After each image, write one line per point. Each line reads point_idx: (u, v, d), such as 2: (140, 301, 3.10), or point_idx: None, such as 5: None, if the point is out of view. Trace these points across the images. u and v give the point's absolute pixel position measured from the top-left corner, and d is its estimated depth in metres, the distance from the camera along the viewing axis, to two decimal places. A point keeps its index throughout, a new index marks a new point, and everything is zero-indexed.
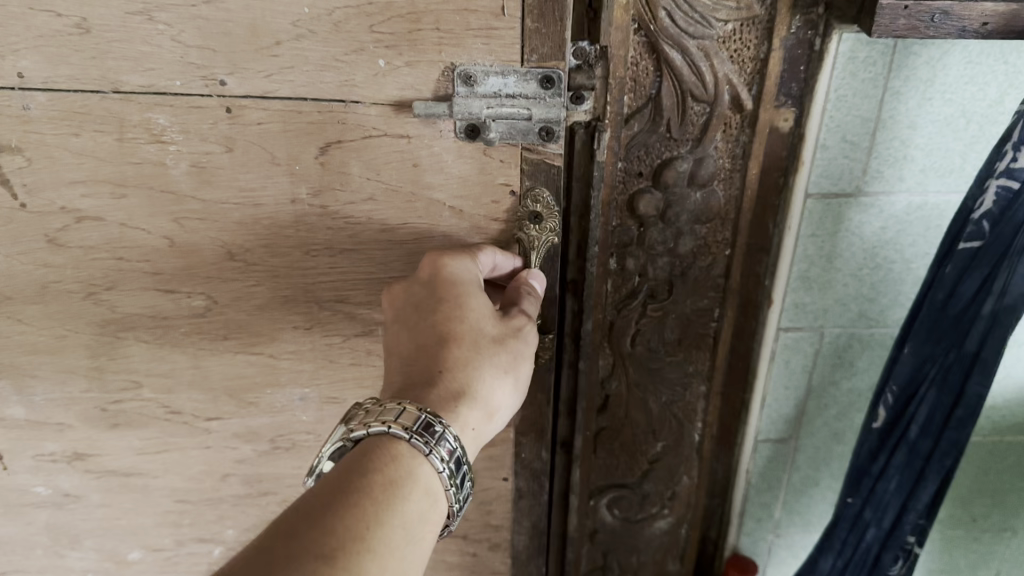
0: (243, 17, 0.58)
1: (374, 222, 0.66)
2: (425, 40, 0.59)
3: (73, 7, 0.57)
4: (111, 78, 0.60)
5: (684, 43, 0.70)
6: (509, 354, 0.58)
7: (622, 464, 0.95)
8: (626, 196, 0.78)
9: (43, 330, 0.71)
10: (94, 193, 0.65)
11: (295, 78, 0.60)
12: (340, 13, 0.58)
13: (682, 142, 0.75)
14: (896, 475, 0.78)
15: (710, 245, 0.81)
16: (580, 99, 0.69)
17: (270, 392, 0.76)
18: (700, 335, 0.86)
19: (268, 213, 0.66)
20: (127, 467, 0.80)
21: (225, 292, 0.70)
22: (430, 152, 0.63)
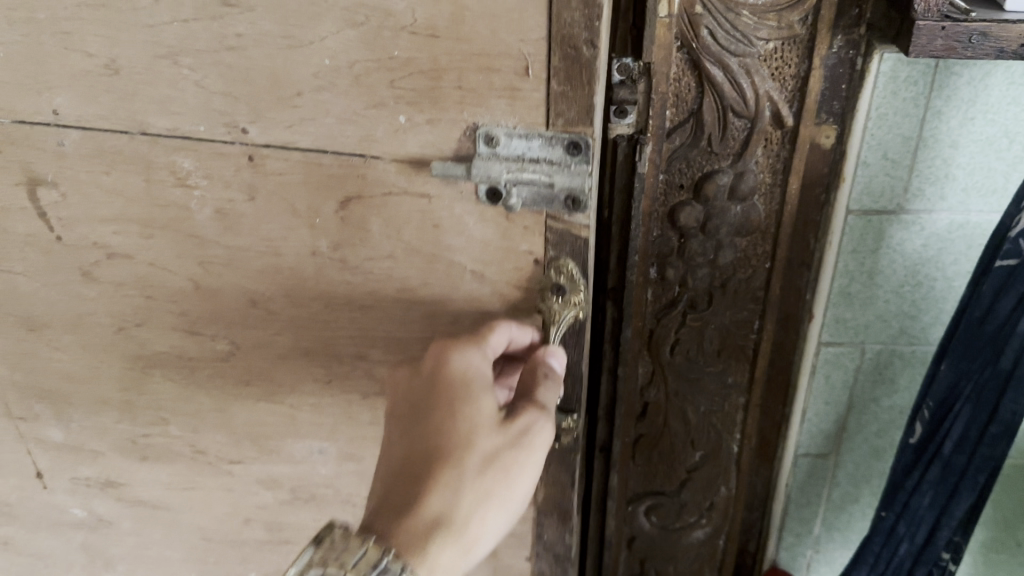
0: (264, 65, 0.54)
1: (394, 280, 0.62)
2: (447, 98, 0.53)
3: (104, 48, 0.56)
4: (139, 119, 0.59)
5: (725, 60, 0.69)
6: (500, 473, 0.52)
7: (660, 472, 0.94)
8: (667, 209, 0.77)
9: (79, 359, 0.72)
10: (124, 231, 0.64)
11: (317, 130, 0.56)
12: (360, 66, 0.53)
13: (723, 156, 0.74)
14: (930, 491, 0.75)
15: (750, 258, 0.79)
16: (624, 114, 0.70)
17: (290, 442, 0.73)
18: (740, 348, 0.85)
19: (290, 265, 0.63)
20: (156, 499, 0.80)
21: (247, 339, 0.68)
22: (452, 213, 0.58)
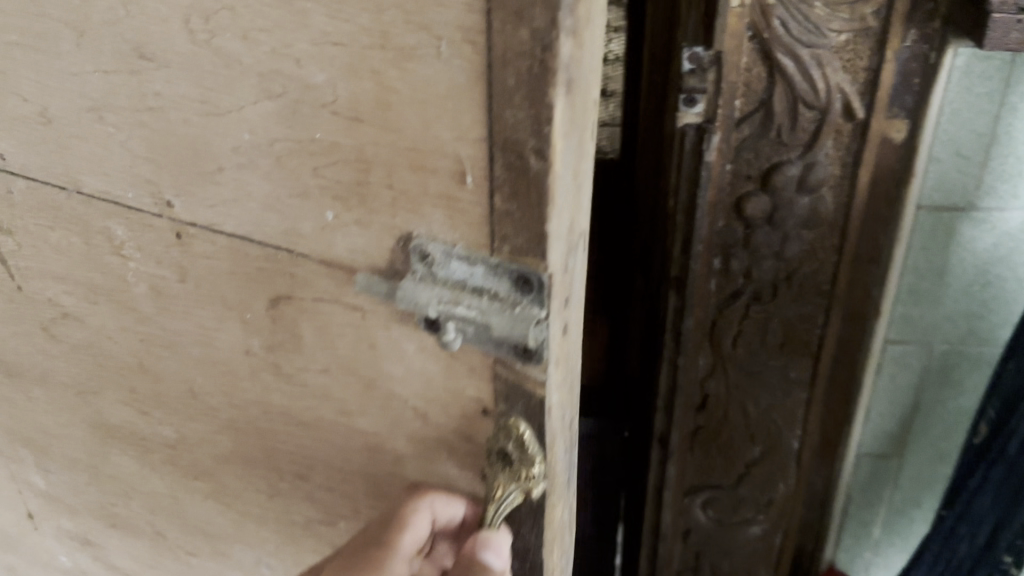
0: (184, 132, 0.42)
1: (329, 400, 0.47)
2: (374, 197, 0.38)
3: (36, 95, 0.46)
4: (71, 176, 0.49)
5: (797, 50, 0.65)
6: None
7: (717, 464, 0.88)
8: (733, 198, 0.73)
9: (47, 414, 0.64)
10: (73, 293, 0.55)
11: (239, 214, 0.43)
12: (281, 145, 0.39)
13: (792, 148, 0.70)
14: (993, 490, 0.71)
15: (817, 251, 0.74)
16: (693, 102, 0.68)
17: (238, 548, 0.62)
18: (803, 343, 0.79)
19: (224, 359, 0.50)
20: (128, 569, 0.72)
21: (191, 432, 0.56)
22: (388, 334, 0.42)
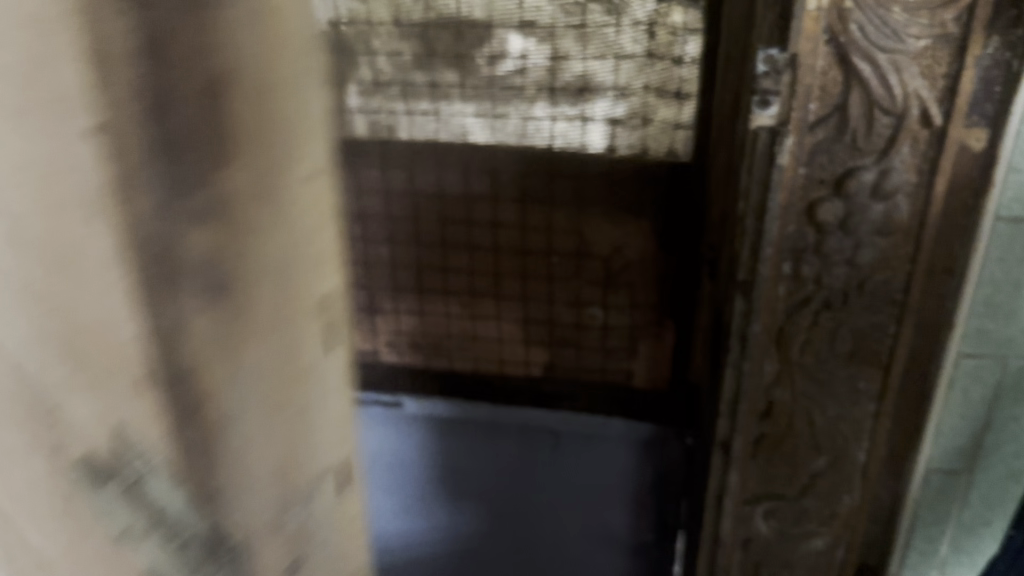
0: None
1: None
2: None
3: None
4: None
5: (874, 55, 0.62)
6: None
7: (782, 474, 0.84)
8: (804, 204, 0.69)
9: None
10: None
11: None
12: None
13: (867, 153, 0.67)
14: None
15: (891, 260, 0.71)
16: (767, 103, 0.65)
17: None
18: (873, 352, 0.76)
19: None
20: None
21: None
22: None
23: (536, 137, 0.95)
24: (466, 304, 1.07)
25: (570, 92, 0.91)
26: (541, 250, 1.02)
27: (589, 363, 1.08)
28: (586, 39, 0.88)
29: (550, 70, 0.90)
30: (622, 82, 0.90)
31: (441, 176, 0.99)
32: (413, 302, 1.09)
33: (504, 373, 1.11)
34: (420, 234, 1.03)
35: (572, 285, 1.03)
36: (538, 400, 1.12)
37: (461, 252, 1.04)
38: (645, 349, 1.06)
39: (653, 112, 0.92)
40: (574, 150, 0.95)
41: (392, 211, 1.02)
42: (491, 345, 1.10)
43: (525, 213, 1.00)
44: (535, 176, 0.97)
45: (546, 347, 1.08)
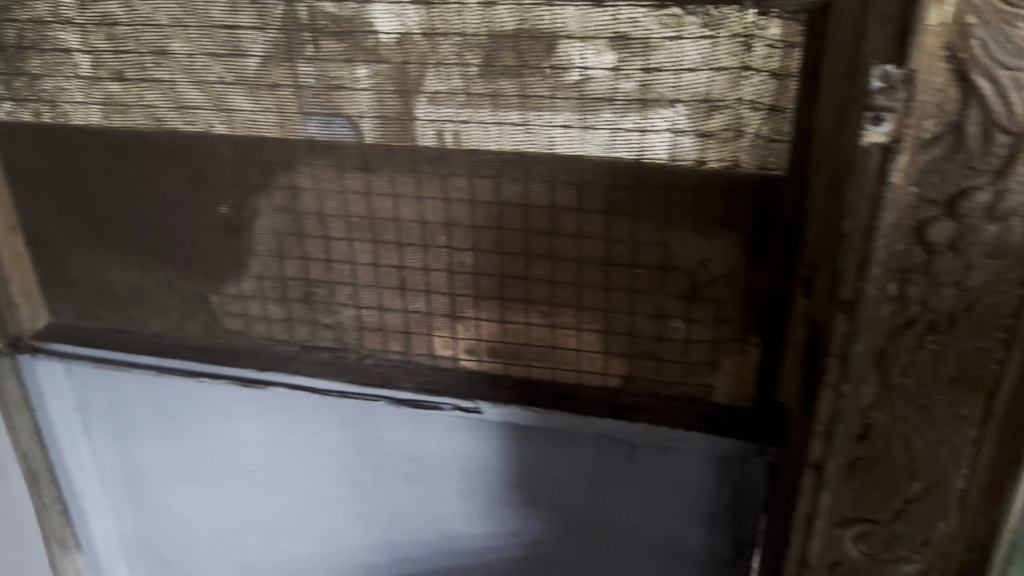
0: None
1: None
2: None
3: None
4: None
5: (997, 73, 0.51)
6: None
7: (876, 497, 0.67)
8: (914, 221, 0.56)
9: None
10: None
11: None
12: None
13: (983, 171, 0.54)
14: None
15: (1005, 284, 0.57)
16: (879, 120, 0.53)
17: None
18: (980, 379, 0.60)
19: None
20: None
21: None
22: None
23: (618, 147, 0.82)
24: (546, 312, 0.92)
25: (633, 112, 0.79)
26: (624, 263, 0.86)
27: (671, 376, 0.91)
28: (649, 49, 0.76)
29: (641, 82, 0.78)
30: (712, 95, 0.76)
31: (527, 184, 0.85)
32: (494, 311, 0.93)
33: (582, 383, 0.95)
34: (503, 242, 0.89)
35: (654, 297, 0.87)
36: (618, 412, 0.93)
37: (543, 262, 0.89)
38: (730, 365, 0.89)
39: (727, 124, 0.78)
40: (666, 155, 0.81)
41: (476, 220, 0.88)
42: (569, 356, 0.94)
43: (610, 226, 0.85)
44: (621, 186, 0.83)
45: (625, 359, 0.92)
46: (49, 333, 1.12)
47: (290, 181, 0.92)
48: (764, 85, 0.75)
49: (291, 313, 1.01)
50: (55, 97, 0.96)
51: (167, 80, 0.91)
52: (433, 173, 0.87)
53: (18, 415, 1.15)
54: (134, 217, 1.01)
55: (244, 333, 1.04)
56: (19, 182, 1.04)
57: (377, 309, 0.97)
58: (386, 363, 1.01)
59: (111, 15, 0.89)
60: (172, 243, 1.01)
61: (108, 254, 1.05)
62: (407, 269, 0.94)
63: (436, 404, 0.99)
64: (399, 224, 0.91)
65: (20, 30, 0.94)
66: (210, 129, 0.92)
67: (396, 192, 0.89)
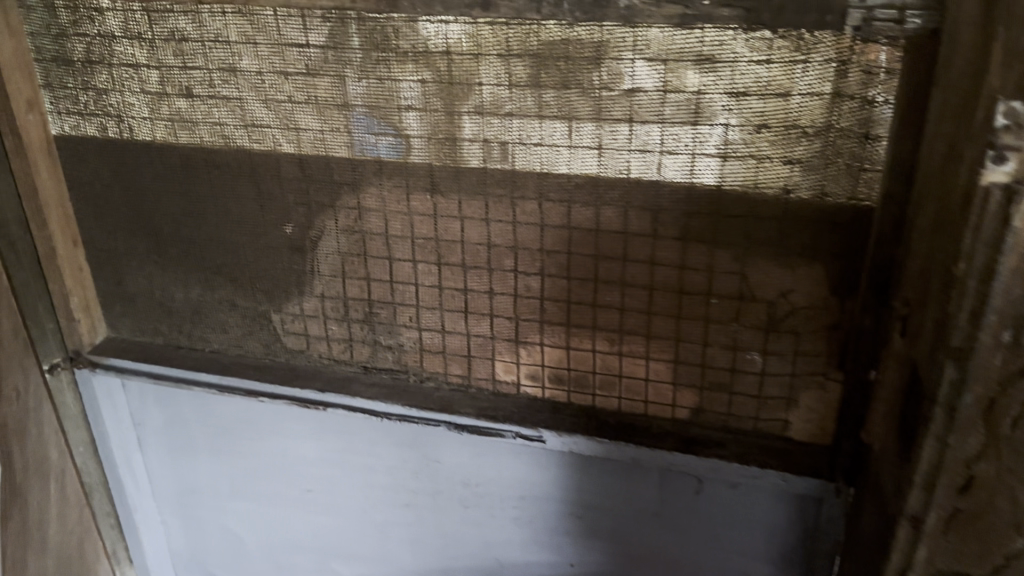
0: None
1: None
2: None
3: None
4: None
5: None
6: None
7: (974, 554, 0.58)
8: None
9: None
10: None
11: None
12: None
13: None
14: None
15: None
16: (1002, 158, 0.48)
17: None
18: None
19: None
20: None
21: None
22: None
23: (699, 172, 0.82)
24: (613, 341, 0.92)
25: (716, 135, 0.79)
26: (699, 293, 0.86)
27: (744, 410, 0.91)
28: (733, 73, 0.76)
29: (726, 103, 0.78)
30: (801, 122, 0.76)
31: (600, 209, 0.86)
32: (559, 337, 0.95)
33: (648, 414, 0.96)
34: (571, 268, 0.90)
35: (729, 327, 0.86)
36: (686, 444, 0.93)
37: (612, 287, 0.90)
38: (806, 400, 0.87)
39: (816, 155, 0.77)
40: (745, 185, 0.80)
41: (545, 244, 0.90)
42: (637, 387, 0.94)
43: (685, 252, 0.85)
44: (699, 214, 0.83)
45: (696, 391, 0.92)
46: (105, 347, 1.18)
47: (356, 201, 0.96)
48: (858, 112, 0.74)
49: (350, 334, 1.05)
50: (123, 113, 1.02)
51: (235, 98, 0.95)
52: (505, 195, 0.90)
53: (75, 429, 1.21)
54: (195, 234, 1.06)
55: (305, 351, 1.09)
56: (83, 202, 1.10)
57: (438, 331, 1.00)
58: (445, 387, 1.04)
59: (179, 31, 0.94)
60: (226, 259, 1.06)
61: (167, 272, 1.10)
62: (471, 292, 0.96)
63: (499, 431, 1.00)
64: (464, 246, 0.94)
65: (89, 44, 0.99)
66: (278, 148, 0.97)
67: (462, 214, 0.92)
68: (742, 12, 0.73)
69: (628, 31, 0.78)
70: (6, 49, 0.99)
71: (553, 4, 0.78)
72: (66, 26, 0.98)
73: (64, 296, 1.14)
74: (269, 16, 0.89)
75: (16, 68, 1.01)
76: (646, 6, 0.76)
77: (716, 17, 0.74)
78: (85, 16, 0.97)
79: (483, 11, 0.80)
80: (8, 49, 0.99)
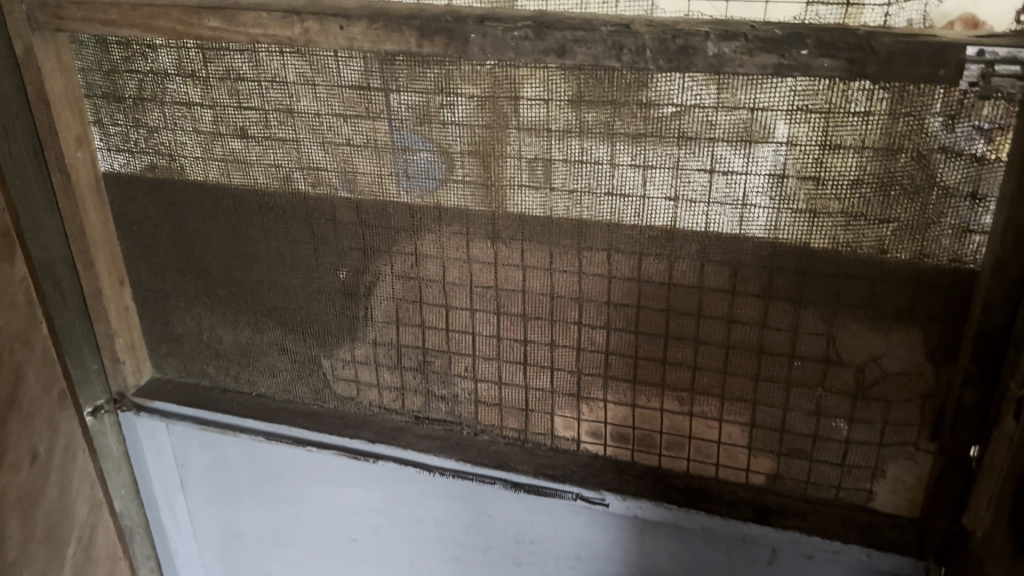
0: None
1: None
2: None
3: None
4: None
5: None
6: None
7: None
8: None
9: None
10: None
11: None
12: None
13: None
14: None
15: None
16: None
17: None
18: None
19: None
20: None
21: None
22: None
23: (783, 228, 0.78)
24: (684, 401, 0.91)
25: (806, 189, 0.76)
26: (781, 354, 0.84)
27: (825, 478, 0.89)
28: (829, 125, 0.73)
29: (818, 158, 0.74)
30: (899, 177, 0.73)
31: (673, 262, 0.83)
32: (625, 393, 0.93)
33: (719, 477, 0.94)
34: (640, 322, 0.88)
35: (813, 393, 0.85)
36: (762, 514, 0.90)
37: (684, 344, 0.88)
38: (894, 470, 0.86)
39: (914, 215, 0.74)
40: (834, 242, 0.77)
41: (612, 296, 0.88)
42: (708, 448, 0.93)
43: (767, 311, 0.82)
44: (785, 271, 0.80)
45: (772, 455, 0.90)
46: (149, 390, 1.15)
47: (413, 247, 0.93)
48: (967, 169, 0.71)
49: (403, 382, 1.03)
50: (174, 151, 0.98)
51: (292, 139, 0.91)
52: (570, 246, 0.87)
53: (118, 472, 1.18)
54: (246, 277, 1.02)
55: (355, 398, 1.06)
56: (129, 240, 1.06)
57: (495, 382, 0.98)
58: (501, 441, 1.01)
59: (234, 70, 0.89)
60: (277, 301, 1.03)
61: (217, 314, 1.07)
62: (532, 343, 0.94)
63: (557, 491, 0.97)
64: (526, 296, 0.91)
65: (141, 82, 0.94)
66: (332, 192, 0.93)
67: (525, 263, 0.90)
68: (844, 63, 0.68)
69: (712, 78, 0.74)
70: (56, 86, 0.94)
71: (636, 50, 0.73)
72: (118, 62, 0.93)
73: (109, 336, 1.10)
74: (329, 58, 0.84)
75: (66, 104, 0.96)
76: (737, 55, 0.70)
77: (815, 68, 0.69)
78: (137, 52, 0.91)
79: (559, 58, 0.75)
80: (59, 84, 0.94)
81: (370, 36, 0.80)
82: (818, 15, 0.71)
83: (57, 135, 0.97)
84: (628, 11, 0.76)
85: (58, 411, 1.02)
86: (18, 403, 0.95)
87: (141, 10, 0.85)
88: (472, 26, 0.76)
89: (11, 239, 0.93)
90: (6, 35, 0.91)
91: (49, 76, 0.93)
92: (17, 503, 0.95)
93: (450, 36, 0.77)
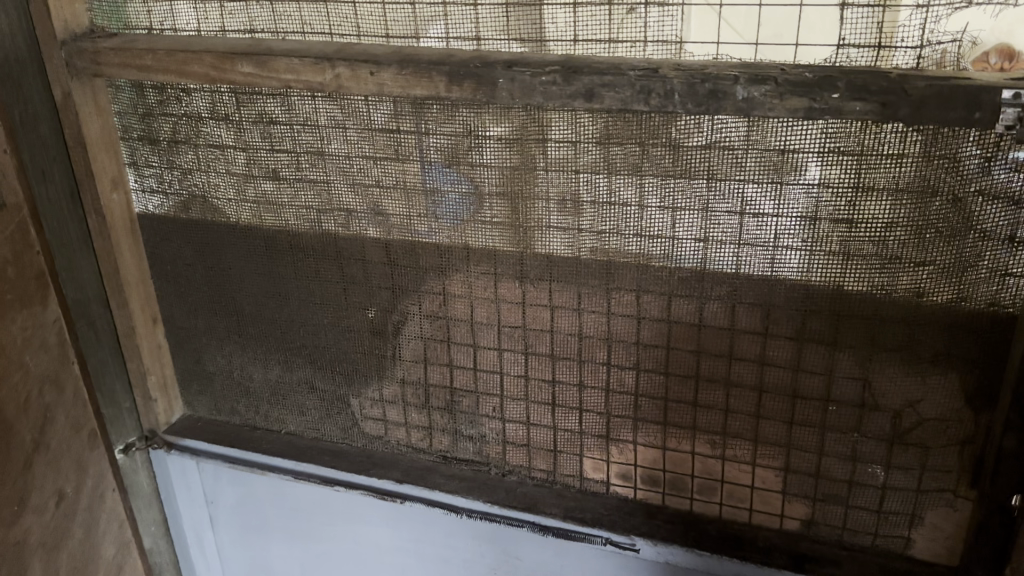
0: None
1: None
2: None
3: None
4: None
5: None
6: None
7: None
8: None
9: None
10: None
11: None
12: None
13: None
14: None
15: None
16: None
17: None
18: None
19: None
20: None
21: None
22: None
23: (816, 271, 0.76)
24: (715, 444, 0.89)
25: (839, 232, 0.74)
26: (815, 399, 0.82)
27: (860, 525, 0.86)
28: (862, 167, 0.71)
29: (851, 201, 0.73)
30: (935, 219, 0.71)
31: (703, 303, 0.82)
32: (655, 436, 0.91)
33: (752, 523, 0.92)
34: (671, 364, 0.87)
35: (849, 438, 0.83)
36: (796, 562, 0.87)
37: (716, 386, 0.86)
38: (932, 518, 0.83)
39: (951, 258, 0.72)
40: (869, 284, 0.75)
41: (641, 338, 0.87)
42: (741, 493, 0.91)
43: (801, 353, 0.81)
44: (819, 314, 0.78)
45: (807, 501, 0.88)
46: (181, 428, 1.14)
47: (442, 287, 0.92)
48: (1005, 212, 0.68)
49: (431, 422, 1.02)
50: (207, 192, 0.98)
51: (323, 180, 0.91)
52: (598, 286, 0.86)
53: (148, 509, 1.17)
54: (278, 315, 1.03)
55: (383, 437, 1.05)
56: (161, 280, 1.07)
57: (524, 423, 0.97)
58: (529, 482, 1.00)
59: (267, 114, 0.90)
60: (307, 340, 1.03)
61: (248, 352, 1.07)
62: (560, 384, 0.93)
63: (587, 535, 0.95)
64: (555, 336, 0.90)
65: (175, 125, 0.95)
66: (362, 232, 0.93)
67: (553, 303, 0.89)
68: (878, 107, 0.66)
69: (742, 120, 0.73)
70: (93, 129, 0.96)
71: (663, 94, 0.71)
72: (153, 106, 0.95)
73: (142, 374, 1.10)
74: (360, 102, 0.85)
75: (102, 147, 0.97)
76: (767, 98, 0.69)
77: (847, 112, 0.67)
78: (173, 97, 0.93)
79: (587, 102, 0.74)
80: (95, 127, 0.96)
81: (400, 81, 0.79)
82: (848, 58, 0.69)
83: (93, 177, 0.98)
84: (657, 54, 0.74)
85: (87, 453, 1.03)
86: (44, 446, 0.95)
87: (175, 57, 0.86)
88: (500, 72, 0.76)
89: (45, 281, 0.95)
90: (44, 82, 0.92)
91: (87, 119, 0.95)
92: (39, 547, 0.95)
93: (479, 81, 0.77)
